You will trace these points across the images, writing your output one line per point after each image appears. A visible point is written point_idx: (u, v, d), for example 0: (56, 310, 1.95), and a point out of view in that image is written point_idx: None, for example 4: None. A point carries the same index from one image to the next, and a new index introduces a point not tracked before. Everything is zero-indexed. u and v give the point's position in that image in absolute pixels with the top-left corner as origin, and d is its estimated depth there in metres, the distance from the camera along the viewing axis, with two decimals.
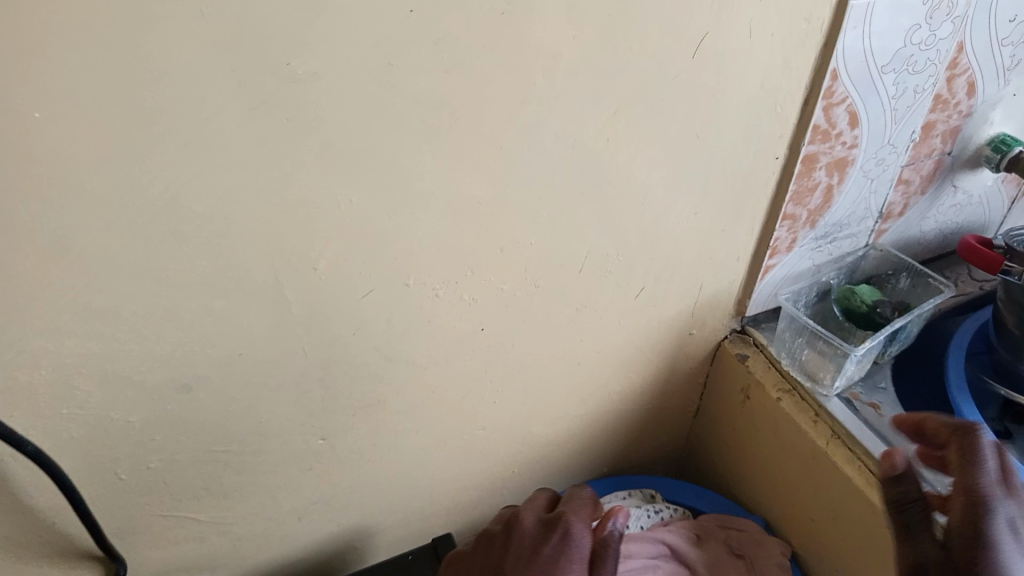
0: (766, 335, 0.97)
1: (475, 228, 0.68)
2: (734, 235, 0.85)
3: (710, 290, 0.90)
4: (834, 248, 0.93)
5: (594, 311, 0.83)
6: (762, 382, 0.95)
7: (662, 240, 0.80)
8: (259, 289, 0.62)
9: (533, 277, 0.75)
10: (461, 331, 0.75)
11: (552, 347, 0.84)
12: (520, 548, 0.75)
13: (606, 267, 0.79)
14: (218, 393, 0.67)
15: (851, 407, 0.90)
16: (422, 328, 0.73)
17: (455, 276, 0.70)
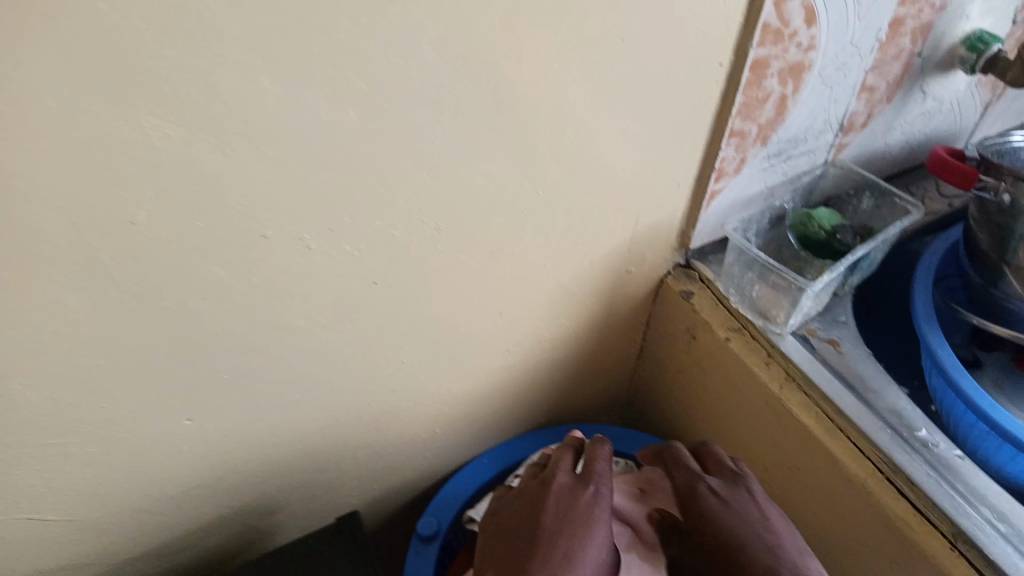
0: (714, 269, 0.86)
1: (349, 166, 0.55)
2: (673, 159, 0.72)
3: (648, 222, 0.78)
4: (789, 166, 0.81)
5: (511, 255, 0.71)
6: (709, 321, 0.84)
7: (588, 171, 0.68)
8: (64, 255, 0.49)
9: (433, 221, 0.63)
10: (345, 288, 0.63)
11: (466, 299, 0.73)
12: (561, 505, 0.75)
13: (522, 204, 0.66)
14: (36, 379, 0.55)
15: (807, 346, 0.80)
16: (293, 288, 0.61)
17: (327, 225, 0.57)
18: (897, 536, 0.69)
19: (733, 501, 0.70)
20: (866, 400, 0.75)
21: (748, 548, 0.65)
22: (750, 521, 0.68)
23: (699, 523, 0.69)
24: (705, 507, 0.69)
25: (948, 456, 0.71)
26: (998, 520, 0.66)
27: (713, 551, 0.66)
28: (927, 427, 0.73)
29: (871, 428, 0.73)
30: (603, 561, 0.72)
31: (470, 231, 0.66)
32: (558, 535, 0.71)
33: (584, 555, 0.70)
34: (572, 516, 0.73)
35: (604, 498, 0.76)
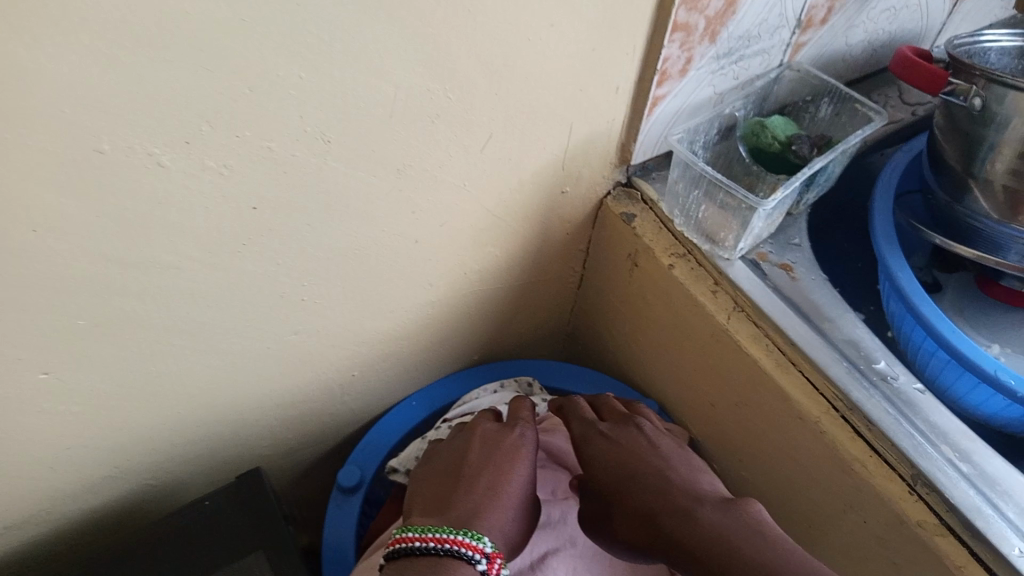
0: (657, 188, 0.78)
1: (199, 60, 0.44)
2: (610, 59, 0.63)
3: (583, 135, 0.69)
4: (741, 69, 0.72)
5: (425, 175, 0.61)
6: (651, 246, 0.76)
7: (507, 73, 0.57)
8: None
9: (322, 131, 0.52)
10: (223, 214, 0.53)
11: (375, 227, 0.63)
12: (484, 448, 0.69)
13: (432, 111, 0.56)
14: None
15: (758, 272, 0.72)
16: (155, 216, 0.51)
17: (183, 136, 0.47)
18: (852, 477, 0.63)
19: (621, 438, 0.72)
20: (822, 331, 0.68)
21: (640, 477, 0.66)
22: (638, 452, 0.69)
23: (599, 468, 0.70)
24: (596, 453, 0.71)
25: (909, 390, 0.65)
26: (960, 459, 0.60)
27: (614, 490, 0.68)
28: (886, 359, 0.67)
29: (826, 361, 0.66)
30: (526, 499, 0.67)
31: (370, 145, 0.55)
32: (482, 472, 0.66)
33: (505, 491, 0.65)
34: (495, 458, 0.68)
35: (529, 438, 0.71)
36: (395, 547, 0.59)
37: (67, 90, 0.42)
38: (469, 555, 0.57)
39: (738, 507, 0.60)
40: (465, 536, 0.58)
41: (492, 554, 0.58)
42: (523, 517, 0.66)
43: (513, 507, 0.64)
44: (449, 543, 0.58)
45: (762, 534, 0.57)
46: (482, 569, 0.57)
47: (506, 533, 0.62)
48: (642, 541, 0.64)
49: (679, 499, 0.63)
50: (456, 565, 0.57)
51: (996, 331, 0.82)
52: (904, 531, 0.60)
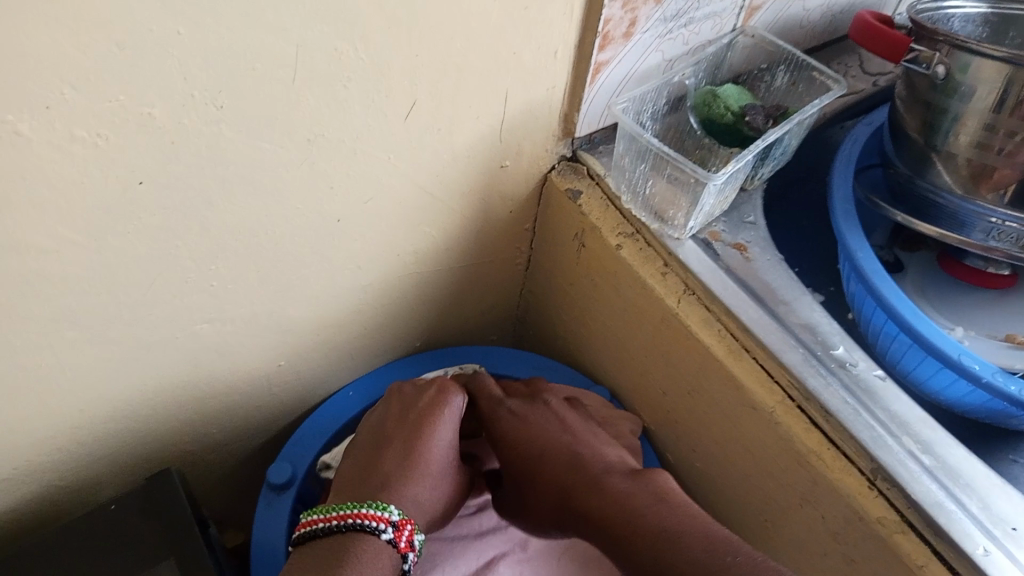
0: (604, 162, 0.72)
1: (53, 14, 0.38)
2: (544, 19, 0.57)
3: (521, 104, 0.64)
4: (690, 33, 0.67)
5: (342, 146, 0.56)
6: (598, 226, 0.71)
7: (428, 31, 0.52)
8: None
9: (215, 96, 0.46)
10: (106, 189, 0.47)
11: (288, 204, 0.57)
12: (403, 409, 0.68)
13: (342, 74, 0.50)
14: None
15: (709, 252, 0.68)
16: (22, 192, 0.44)
17: (44, 101, 0.41)
18: (808, 471, 0.59)
19: (532, 417, 0.68)
20: (777, 315, 0.64)
21: (550, 453, 0.64)
22: (547, 432, 0.66)
23: (510, 453, 0.67)
24: (506, 434, 0.68)
25: (867, 378, 0.61)
26: (921, 452, 0.56)
27: (524, 471, 0.65)
28: (844, 344, 0.62)
29: (781, 348, 0.62)
30: (447, 465, 0.67)
31: (273, 111, 0.50)
32: (401, 439, 0.65)
33: (423, 459, 0.64)
34: (411, 421, 0.66)
35: (456, 396, 0.68)
36: (299, 533, 0.59)
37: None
38: (374, 526, 0.58)
39: (645, 479, 0.59)
40: (367, 508, 0.59)
41: (400, 522, 0.59)
42: (442, 486, 0.66)
43: (428, 478, 0.64)
44: (352, 517, 0.58)
45: (663, 506, 0.56)
46: (388, 537, 0.58)
47: (420, 503, 0.63)
48: (560, 517, 0.62)
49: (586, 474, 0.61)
50: (364, 538, 0.57)
51: (958, 313, 0.78)
52: (863, 528, 0.56)
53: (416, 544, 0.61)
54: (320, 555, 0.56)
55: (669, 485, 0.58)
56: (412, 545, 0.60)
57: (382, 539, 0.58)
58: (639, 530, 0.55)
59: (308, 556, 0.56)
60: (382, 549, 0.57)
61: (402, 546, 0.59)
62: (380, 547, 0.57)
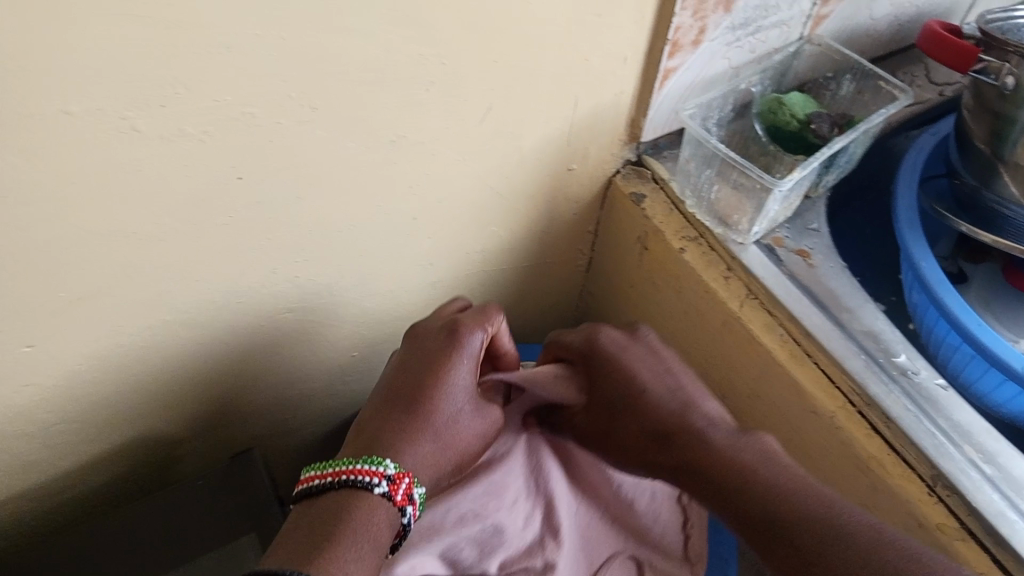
0: (668, 167, 0.74)
1: (174, 17, 0.41)
2: (615, 26, 0.59)
3: (590, 108, 0.66)
4: (757, 41, 0.69)
5: (420, 147, 0.58)
6: (661, 229, 0.72)
7: (506, 38, 0.54)
8: None
9: (307, 99, 0.49)
10: (205, 185, 0.51)
11: (367, 201, 0.60)
12: (418, 352, 0.62)
13: (424, 78, 0.53)
14: None
15: (772, 258, 0.69)
16: (131, 186, 0.48)
17: (158, 98, 0.44)
18: (869, 477, 0.59)
19: (631, 353, 0.66)
20: (839, 321, 0.65)
21: (650, 396, 0.63)
22: (645, 371, 0.64)
23: (601, 390, 0.65)
24: (602, 367, 0.65)
25: (929, 386, 0.61)
26: (983, 462, 0.56)
27: (618, 408, 0.64)
28: (907, 352, 0.63)
29: (843, 354, 0.62)
30: (469, 414, 0.61)
31: (359, 113, 0.52)
32: (413, 386, 0.60)
33: (429, 410, 0.58)
34: (421, 368, 0.60)
35: (479, 335, 0.61)
36: (297, 491, 0.55)
37: (26, 46, 0.39)
38: (367, 481, 0.54)
39: (750, 438, 0.59)
40: (359, 463, 0.54)
41: (396, 475, 0.55)
42: (456, 436, 0.60)
43: (436, 433, 0.58)
44: (344, 475, 0.54)
45: (775, 470, 0.56)
46: (383, 492, 0.54)
47: (426, 458, 0.58)
48: (634, 453, 0.64)
49: (677, 425, 0.61)
50: (355, 495, 0.53)
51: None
52: (925, 536, 0.56)
53: (417, 497, 0.56)
54: (309, 524, 0.52)
55: (769, 447, 0.58)
56: (412, 498, 0.55)
57: (377, 494, 0.54)
58: (756, 491, 0.55)
59: (298, 523, 0.53)
60: (377, 505, 0.53)
61: (401, 500, 0.54)
62: (374, 503, 0.53)
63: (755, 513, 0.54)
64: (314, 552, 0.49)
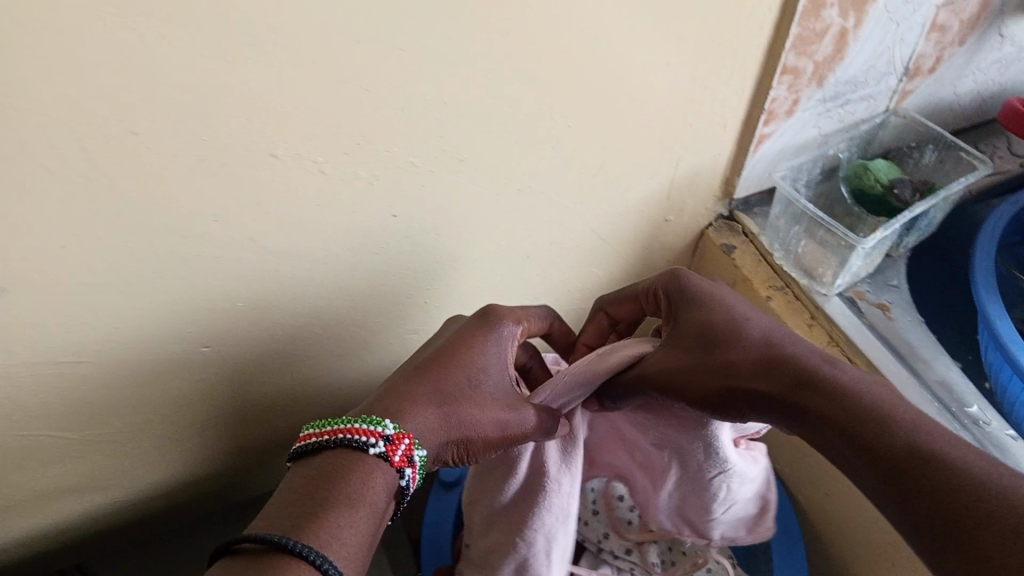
0: (758, 222, 0.81)
1: (361, 82, 0.51)
2: (718, 97, 0.67)
3: (690, 167, 0.74)
4: (846, 112, 0.76)
5: (540, 194, 0.67)
6: (749, 278, 0.79)
7: (621, 103, 0.63)
8: (61, 164, 0.47)
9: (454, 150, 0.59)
10: (364, 217, 0.61)
11: (488, 237, 0.69)
12: (443, 340, 0.61)
13: (550, 136, 0.62)
14: (42, 290, 0.54)
15: (854, 309, 0.75)
16: (308, 215, 0.59)
17: (342, 147, 0.55)
18: None
19: (717, 292, 0.59)
20: (915, 370, 0.70)
21: (747, 326, 0.55)
22: (740, 308, 0.57)
23: (689, 325, 0.57)
24: (691, 304, 0.58)
25: (999, 436, 0.66)
26: None
27: (711, 338, 0.55)
28: (979, 403, 0.68)
29: (918, 400, 0.68)
30: (489, 394, 0.59)
31: (491, 159, 0.62)
32: (430, 361, 0.58)
33: (443, 380, 0.57)
34: (442, 350, 0.59)
35: (506, 325, 0.62)
36: (292, 448, 0.53)
37: (253, 105, 0.50)
38: (365, 442, 0.51)
39: (836, 362, 0.51)
40: (358, 423, 0.52)
41: (395, 436, 0.52)
42: (458, 418, 0.57)
43: (446, 399, 0.56)
44: (344, 436, 0.51)
45: (871, 395, 0.47)
46: (379, 453, 0.51)
47: (432, 426, 0.55)
48: (735, 387, 0.52)
49: (754, 349, 0.53)
50: (350, 457, 0.51)
51: None
52: None
53: (418, 459, 0.53)
54: (300, 488, 0.49)
55: (847, 370, 0.50)
56: (413, 459, 0.53)
57: (375, 456, 0.51)
58: (878, 422, 0.46)
59: (288, 483, 0.50)
60: (373, 467, 0.51)
61: (398, 460, 0.52)
62: (372, 464, 0.51)
63: (849, 443, 0.47)
64: (309, 518, 0.47)
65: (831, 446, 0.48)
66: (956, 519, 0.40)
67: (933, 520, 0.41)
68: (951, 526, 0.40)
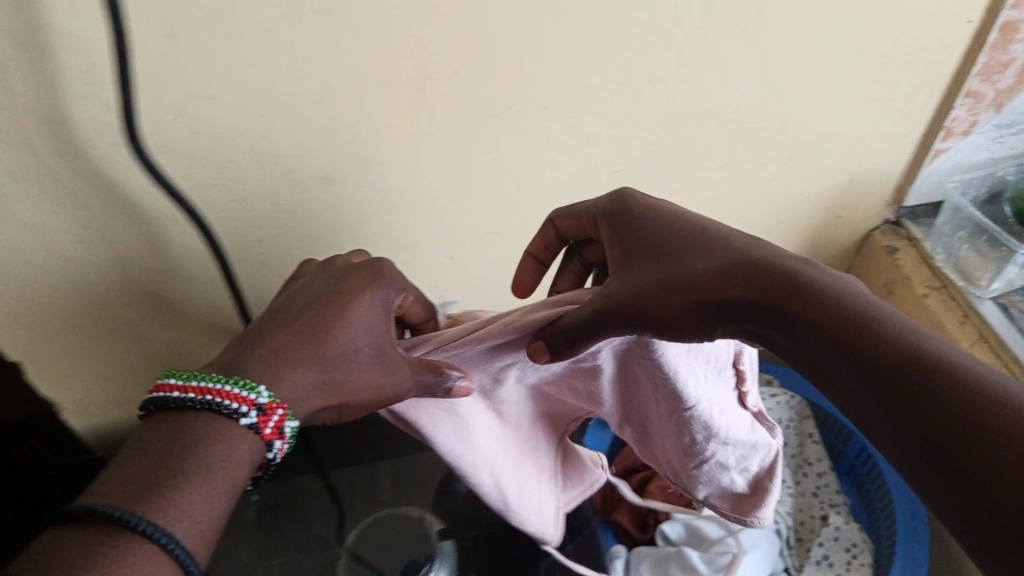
0: (923, 230, 0.90)
1: (624, 51, 0.68)
2: (902, 109, 0.79)
3: (867, 171, 0.85)
4: (1019, 140, 0.85)
5: (734, 169, 0.82)
6: (909, 277, 0.89)
7: (808, 95, 0.76)
8: (403, 86, 0.65)
9: (678, 116, 0.75)
10: (596, 164, 0.78)
11: (684, 198, 0.84)
12: (314, 291, 0.54)
13: (754, 119, 0.77)
14: (358, 184, 0.72)
15: (1006, 314, 0.83)
16: (555, 153, 0.75)
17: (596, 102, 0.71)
18: None
19: (682, 211, 0.54)
20: None
21: (711, 240, 0.49)
22: (700, 227, 0.51)
23: (655, 237, 0.52)
24: (652, 220, 0.53)
25: None
26: None
27: (678, 250, 0.49)
28: None
29: None
30: (364, 359, 0.52)
31: (693, 124, 0.76)
32: (301, 315, 0.52)
33: (322, 343, 0.51)
34: (320, 301, 0.53)
35: (387, 284, 0.54)
36: (146, 397, 0.48)
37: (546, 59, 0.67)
38: (235, 411, 0.47)
39: (814, 266, 0.45)
40: (228, 388, 0.47)
41: (268, 406, 0.48)
42: (330, 380, 0.50)
43: (325, 362, 0.50)
44: (216, 399, 0.47)
45: (858, 299, 0.42)
46: (249, 424, 0.47)
47: (303, 391, 0.49)
48: (704, 300, 0.46)
49: (717, 260, 0.47)
50: (210, 424, 0.46)
51: None
52: None
53: (291, 431, 0.49)
54: (146, 452, 0.45)
55: (841, 281, 0.44)
56: (285, 432, 0.49)
57: (243, 426, 0.47)
58: (871, 342, 0.39)
59: (138, 440, 0.46)
60: (240, 438, 0.47)
61: (268, 433, 0.48)
62: (240, 436, 0.47)
63: (871, 386, 0.39)
64: (159, 488, 0.43)
65: (836, 377, 0.41)
66: (973, 444, 0.34)
67: (968, 476, 0.34)
68: (982, 483, 0.33)
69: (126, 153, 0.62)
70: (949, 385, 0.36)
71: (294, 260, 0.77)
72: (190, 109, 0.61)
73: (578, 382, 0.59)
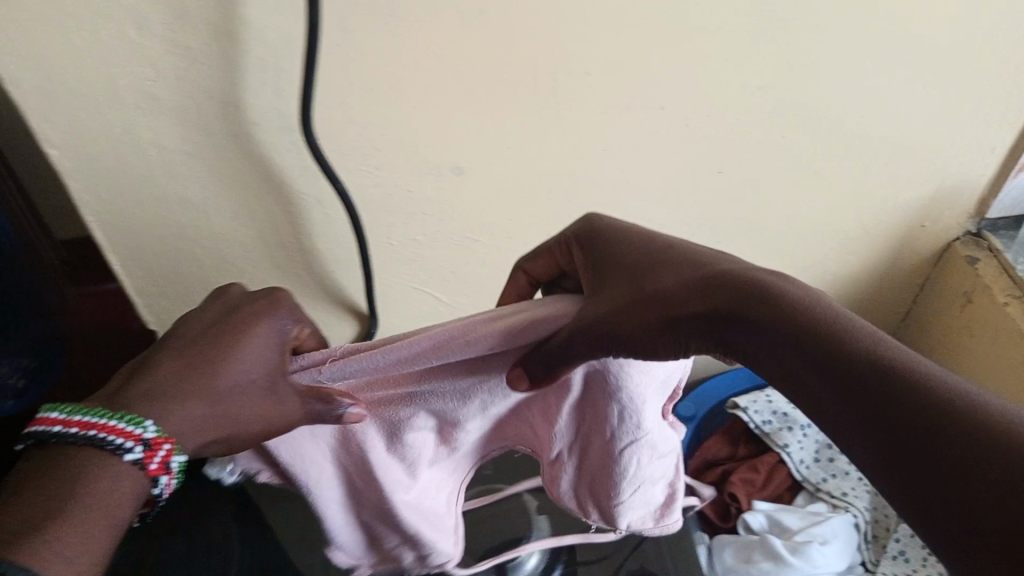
0: (1004, 241, 0.90)
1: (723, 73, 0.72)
2: (993, 123, 0.79)
3: (955, 181, 0.85)
4: None
5: (827, 178, 0.84)
6: (988, 286, 0.88)
7: (901, 108, 0.77)
8: (523, 101, 0.72)
9: (780, 129, 0.78)
10: (696, 172, 0.81)
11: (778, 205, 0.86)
12: (198, 332, 0.46)
13: (850, 130, 0.79)
14: (478, 184, 0.80)
15: None
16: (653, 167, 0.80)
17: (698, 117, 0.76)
18: None
19: (620, 223, 0.55)
20: None
21: (675, 249, 0.48)
22: (644, 237, 0.52)
23: (619, 254, 0.51)
24: (612, 238, 0.53)
25: None
26: None
27: (642, 267, 0.48)
28: None
29: None
30: (250, 385, 0.44)
31: (793, 136, 0.79)
32: (189, 344, 0.44)
33: (213, 373, 0.43)
34: (194, 344, 0.45)
35: (280, 312, 0.47)
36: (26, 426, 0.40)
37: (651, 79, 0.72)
38: (120, 445, 0.39)
39: (784, 278, 0.42)
40: (108, 422, 0.39)
41: (154, 441, 0.40)
42: (211, 414, 0.42)
43: (212, 395, 0.43)
44: (103, 432, 0.39)
45: (826, 310, 0.39)
46: (133, 459, 0.40)
47: (198, 422, 0.42)
48: (673, 311, 0.42)
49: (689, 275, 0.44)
50: (100, 461, 0.39)
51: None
52: None
53: (178, 465, 0.42)
54: (35, 494, 0.38)
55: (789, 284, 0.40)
56: (172, 467, 0.41)
57: (130, 459, 0.40)
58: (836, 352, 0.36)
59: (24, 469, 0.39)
60: (122, 472, 0.39)
61: (153, 469, 0.40)
62: (124, 470, 0.39)
63: (849, 392, 0.34)
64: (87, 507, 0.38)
65: (814, 399, 0.36)
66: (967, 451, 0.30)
67: (950, 479, 0.30)
68: (968, 482, 0.29)
69: (289, 134, 0.70)
70: (921, 391, 0.32)
71: (411, 236, 0.85)
72: (342, 103, 0.69)
73: (520, 410, 0.55)
